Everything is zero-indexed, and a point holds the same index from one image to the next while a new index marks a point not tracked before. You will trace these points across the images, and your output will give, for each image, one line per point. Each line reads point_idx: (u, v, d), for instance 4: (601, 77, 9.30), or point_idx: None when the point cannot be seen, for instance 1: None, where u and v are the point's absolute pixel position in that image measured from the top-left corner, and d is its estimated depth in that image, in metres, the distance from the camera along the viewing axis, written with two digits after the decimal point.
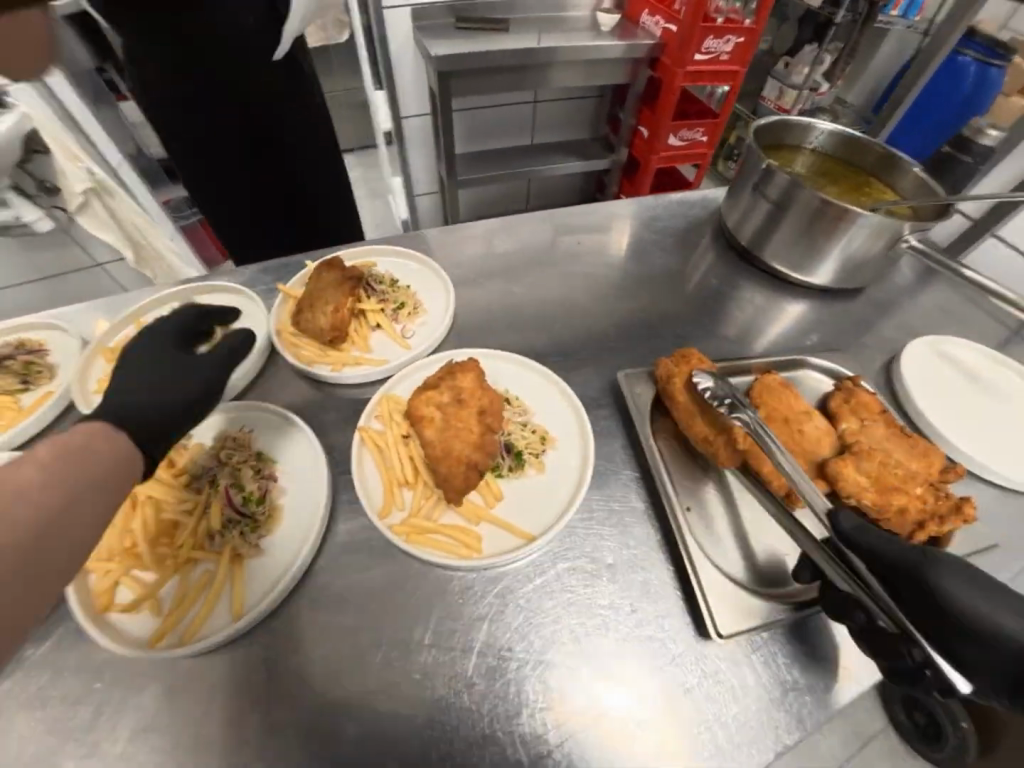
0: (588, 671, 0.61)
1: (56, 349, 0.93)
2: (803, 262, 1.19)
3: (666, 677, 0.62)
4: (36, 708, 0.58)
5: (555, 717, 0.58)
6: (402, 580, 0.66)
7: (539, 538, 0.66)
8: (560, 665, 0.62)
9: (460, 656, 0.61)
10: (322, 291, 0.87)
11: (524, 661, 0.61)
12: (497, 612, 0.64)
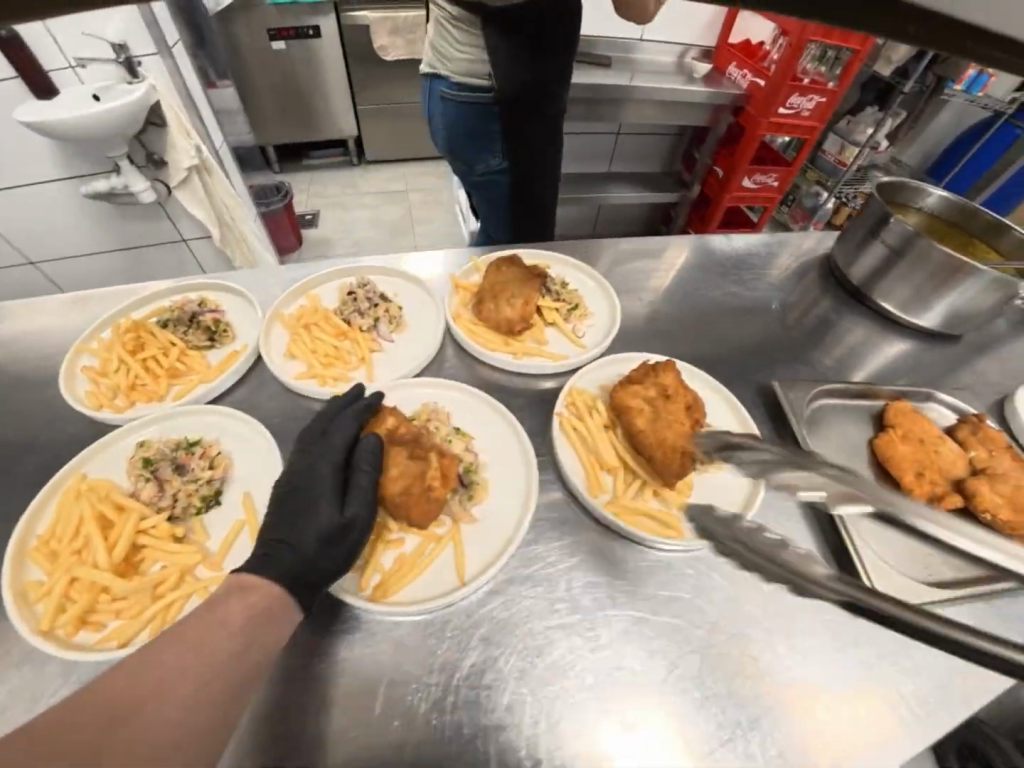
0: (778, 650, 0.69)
1: (232, 312, 0.96)
2: (913, 306, 1.27)
3: (848, 665, 0.69)
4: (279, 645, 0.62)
5: (758, 692, 0.65)
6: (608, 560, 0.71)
7: None
8: (757, 650, 0.68)
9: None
10: (506, 287, 0.91)
11: (724, 638, 0.68)
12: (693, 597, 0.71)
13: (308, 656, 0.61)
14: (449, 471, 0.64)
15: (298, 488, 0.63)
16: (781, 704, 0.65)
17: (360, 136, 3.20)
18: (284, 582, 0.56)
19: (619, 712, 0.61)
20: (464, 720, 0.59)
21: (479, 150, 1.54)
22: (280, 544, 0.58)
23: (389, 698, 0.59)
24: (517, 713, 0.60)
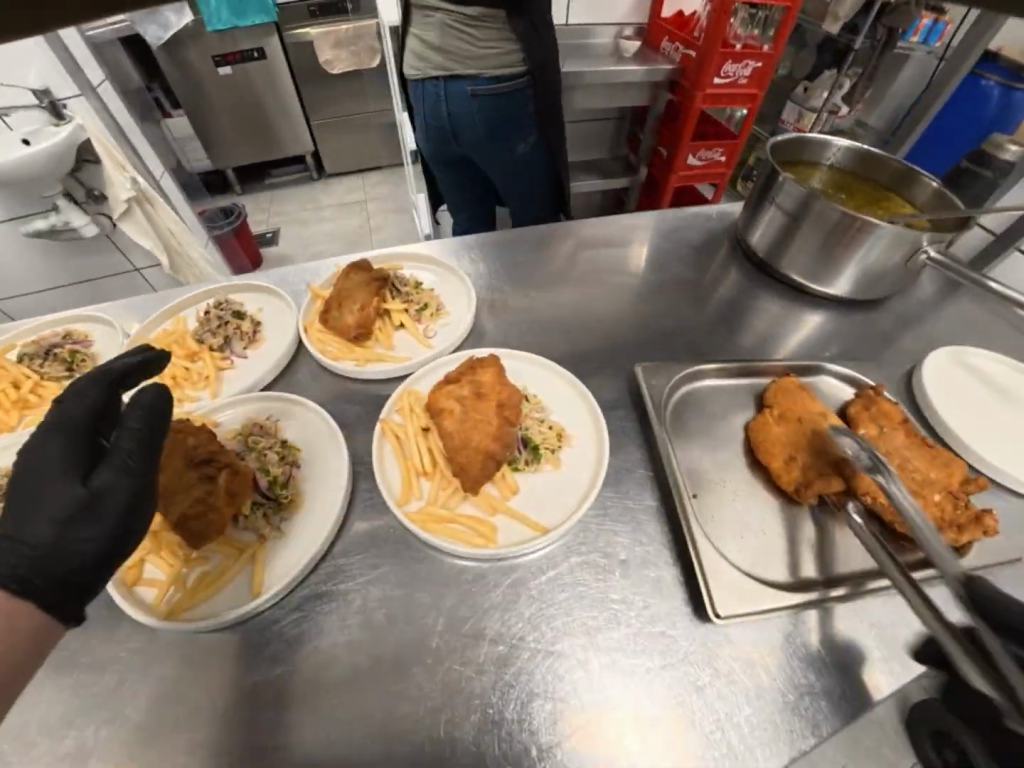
0: (595, 662, 0.62)
1: (98, 340, 0.98)
2: (821, 274, 1.20)
3: (676, 680, 0.61)
4: (65, 671, 0.61)
5: (567, 707, 0.59)
6: (420, 566, 0.68)
7: (554, 532, 0.67)
8: (574, 656, 0.62)
9: (471, 641, 0.63)
10: (348, 295, 0.91)
11: (536, 647, 0.62)
12: (507, 602, 0.66)
13: (88, 684, 0.60)
14: (238, 485, 0.66)
15: (31, 472, 0.55)
16: (591, 724, 0.58)
17: (318, 151, 3.22)
18: (5, 586, 0.48)
19: (399, 739, 0.56)
20: (236, 748, 0.56)
21: (514, 136, 1.55)
22: (9, 541, 0.51)
23: (161, 725, 0.57)
24: (289, 738, 0.56)
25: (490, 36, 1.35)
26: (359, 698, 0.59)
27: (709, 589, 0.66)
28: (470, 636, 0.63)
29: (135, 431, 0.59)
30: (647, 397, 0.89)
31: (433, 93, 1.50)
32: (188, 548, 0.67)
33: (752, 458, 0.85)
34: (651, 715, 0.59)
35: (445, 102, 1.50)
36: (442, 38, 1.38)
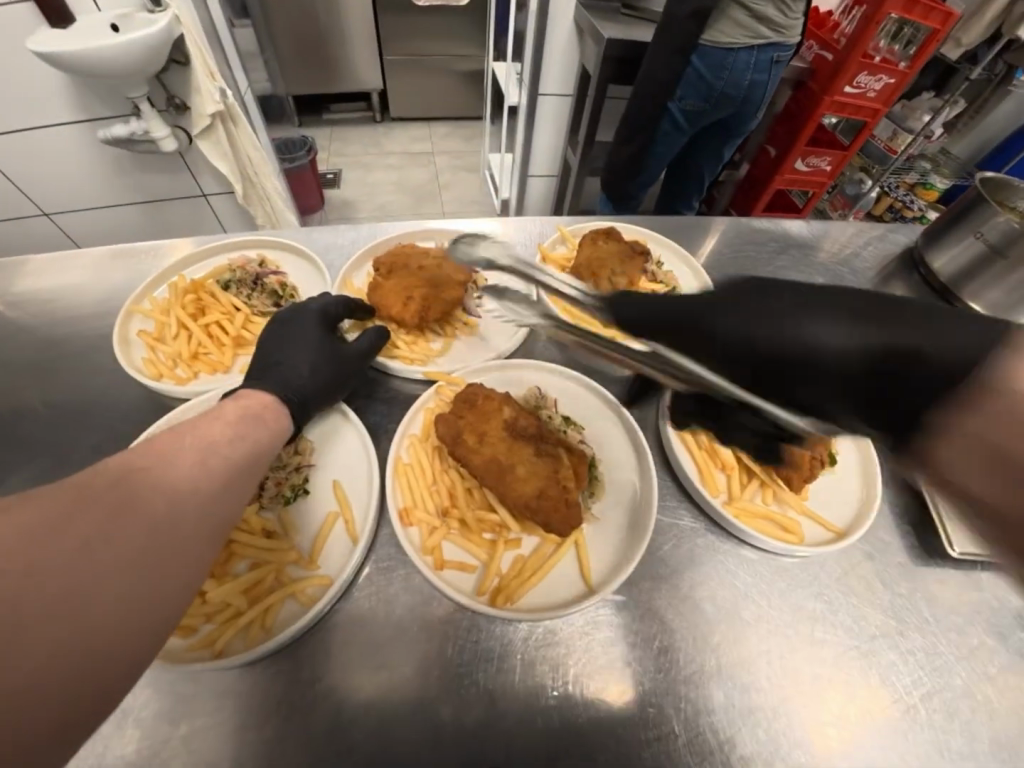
0: (906, 658, 0.64)
1: (294, 274, 0.86)
2: (1002, 308, 1.19)
3: (978, 674, 0.65)
4: (386, 662, 0.55)
5: (891, 700, 0.61)
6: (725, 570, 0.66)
7: (853, 536, 0.69)
8: (885, 654, 0.64)
9: (794, 649, 0.62)
10: (609, 262, 0.83)
11: (843, 640, 0.64)
12: (814, 603, 0.66)
13: (421, 669, 0.55)
14: (583, 473, 0.57)
15: (289, 324, 0.71)
16: (916, 717, 0.60)
17: (385, 90, 2.98)
18: (274, 394, 0.62)
19: (760, 726, 0.57)
20: (599, 728, 0.54)
21: (742, 118, 1.86)
22: (274, 366, 0.66)
23: (515, 712, 0.54)
24: (644, 722, 0.55)
25: (790, 13, 1.59)
26: (708, 694, 0.58)
27: (946, 533, 0.74)
28: (794, 633, 0.63)
29: (365, 347, 0.72)
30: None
31: (712, 54, 1.62)
32: (502, 527, 0.60)
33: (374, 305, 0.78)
34: (962, 704, 0.62)
35: (724, 69, 1.65)
36: (763, 9, 1.54)
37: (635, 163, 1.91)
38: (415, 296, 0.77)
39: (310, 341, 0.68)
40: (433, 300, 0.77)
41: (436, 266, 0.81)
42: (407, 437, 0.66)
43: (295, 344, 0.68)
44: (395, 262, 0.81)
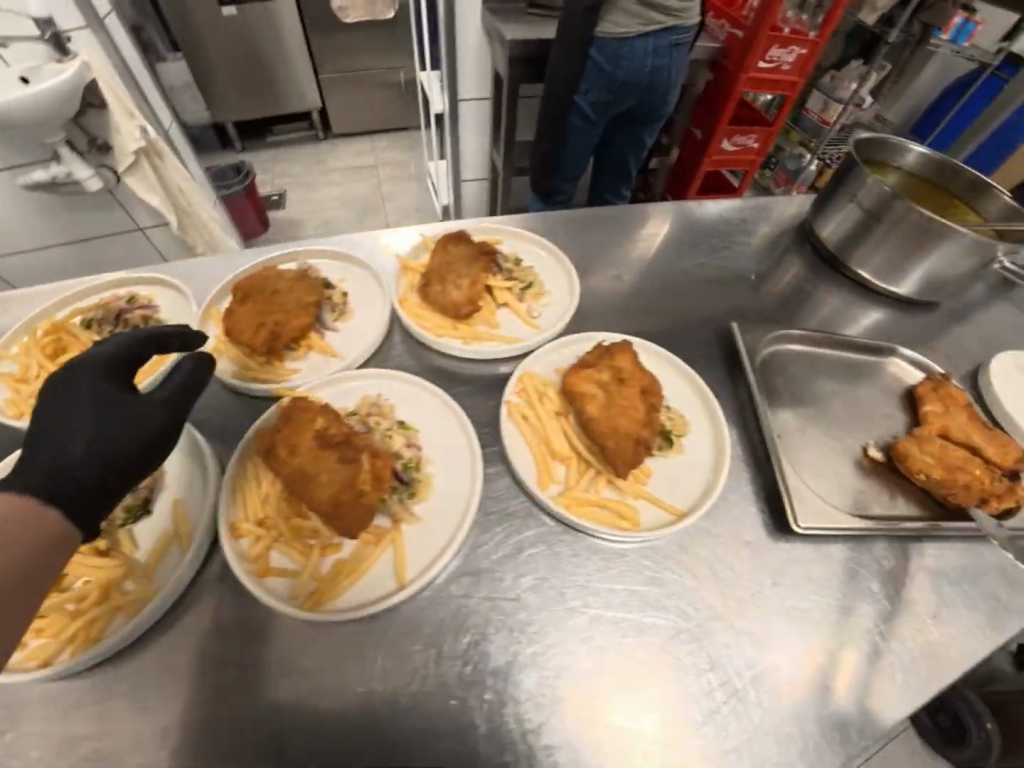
0: (734, 636, 0.67)
1: (164, 305, 0.91)
2: (888, 272, 1.21)
3: (796, 645, 0.68)
4: (212, 667, 0.59)
5: (713, 678, 0.64)
6: (555, 556, 0.69)
7: (691, 516, 0.69)
8: (713, 633, 0.67)
9: (617, 626, 0.65)
10: (454, 268, 0.86)
11: (672, 622, 0.67)
12: (646, 586, 0.69)
13: (242, 673, 0.59)
14: (382, 476, 0.61)
15: (64, 392, 0.59)
16: (734, 693, 0.63)
17: (325, 108, 3.02)
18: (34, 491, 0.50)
19: (567, 713, 0.60)
20: (412, 724, 0.58)
21: (656, 105, 1.85)
22: (59, 432, 0.55)
23: (327, 708, 0.58)
24: (457, 710, 0.59)
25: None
26: (520, 681, 0.61)
27: (793, 509, 0.76)
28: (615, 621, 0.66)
29: (174, 388, 0.64)
30: (743, 346, 0.96)
31: (609, 46, 1.60)
32: (324, 534, 0.64)
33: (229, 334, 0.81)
34: (784, 674, 0.65)
35: (624, 60, 1.62)
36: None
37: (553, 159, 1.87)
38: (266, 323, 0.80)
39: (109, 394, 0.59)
40: (282, 321, 0.81)
41: (287, 288, 0.85)
42: (242, 455, 0.69)
43: (87, 399, 0.58)
44: (251, 286, 0.86)
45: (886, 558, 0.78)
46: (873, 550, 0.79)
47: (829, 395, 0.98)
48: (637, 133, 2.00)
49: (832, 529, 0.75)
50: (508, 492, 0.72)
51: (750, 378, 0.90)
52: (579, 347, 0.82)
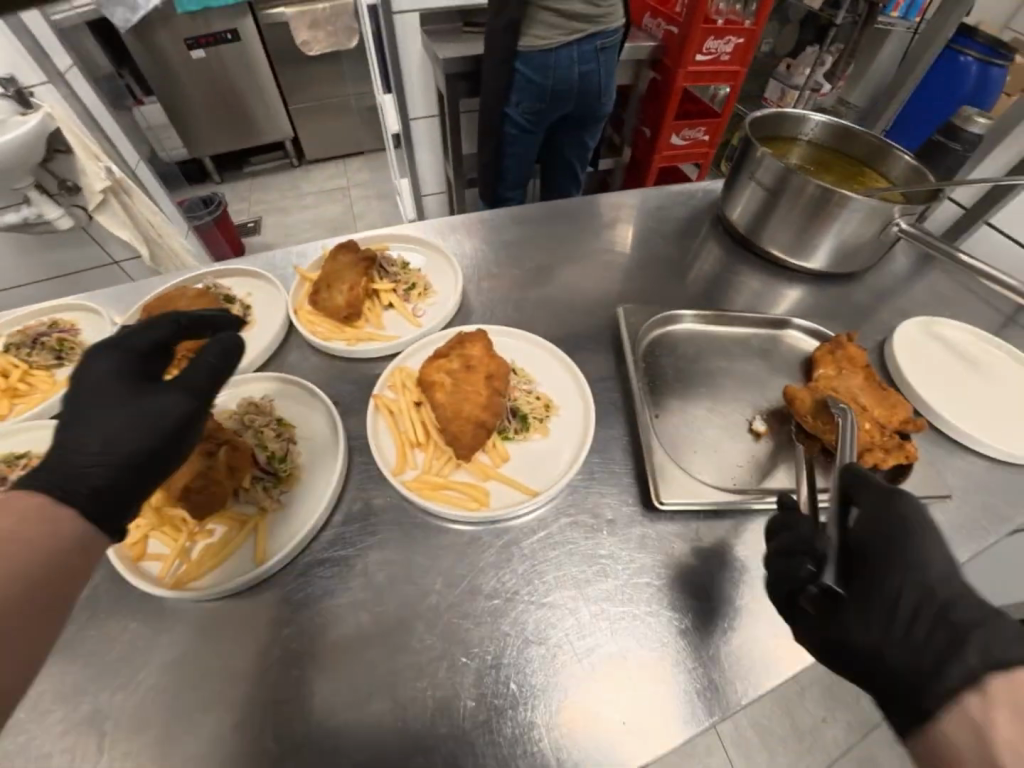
0: (586, 611, 0.66)
1: (84, 328, 0.98)
2: (799, 247, 1.23)
3: (659, 615, 0.66)
4: (76, 644, 0.63)
5: (556, 649, 0.63)
6: (413, 533, 0.71)
7: (543, 494, 0.71)
8: (564, 605, 0.66)
9: (466, 597, 0.66)
10: (336, 276, 0.92)
11: (523, 596, 0.66)
12: (499, 560, 0.69)
13: (99, 655, 0.62)
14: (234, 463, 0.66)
15: (85, 387, 0.59)
16: (576, 663, 0.62)
17: (297, 136, 3.15)
18: (49, 489, 0.50)
19: (406, 685, 0.60)
20: (243, 698, 0.59)
21: (593, 110, 1.85)
22: (81, 421, 0.57)
23: (172, 688, 0.60)
24: (289, 687, 0.60)
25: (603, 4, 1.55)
26: (363, 653, 0.62)
27: (658, 486, 0.75)
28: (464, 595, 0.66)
29: (205, 373, 0.65)
30: (623, 335, 0.98)
31: (533, 58, 1.58)
32: (192, 521, 0.69)
33: None
34: (634, 646, 0.63)
35: (550, 70, 1.61)
36: (570, 7, 1.50)
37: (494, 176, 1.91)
38: None
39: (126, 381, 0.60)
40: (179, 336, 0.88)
41: (188, 304, 0.93)
42: None
43: (110, 383, 0.59)
44: (157, 306, 0.94)
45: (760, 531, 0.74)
46: (749, 525, 0.74)
47: (721, 372, 0.97)
48: (579, 143, 2.04)
49: (695, 502, 0.73)
50: (376, 474, 0.75)
51: (627, 364, 0.91)
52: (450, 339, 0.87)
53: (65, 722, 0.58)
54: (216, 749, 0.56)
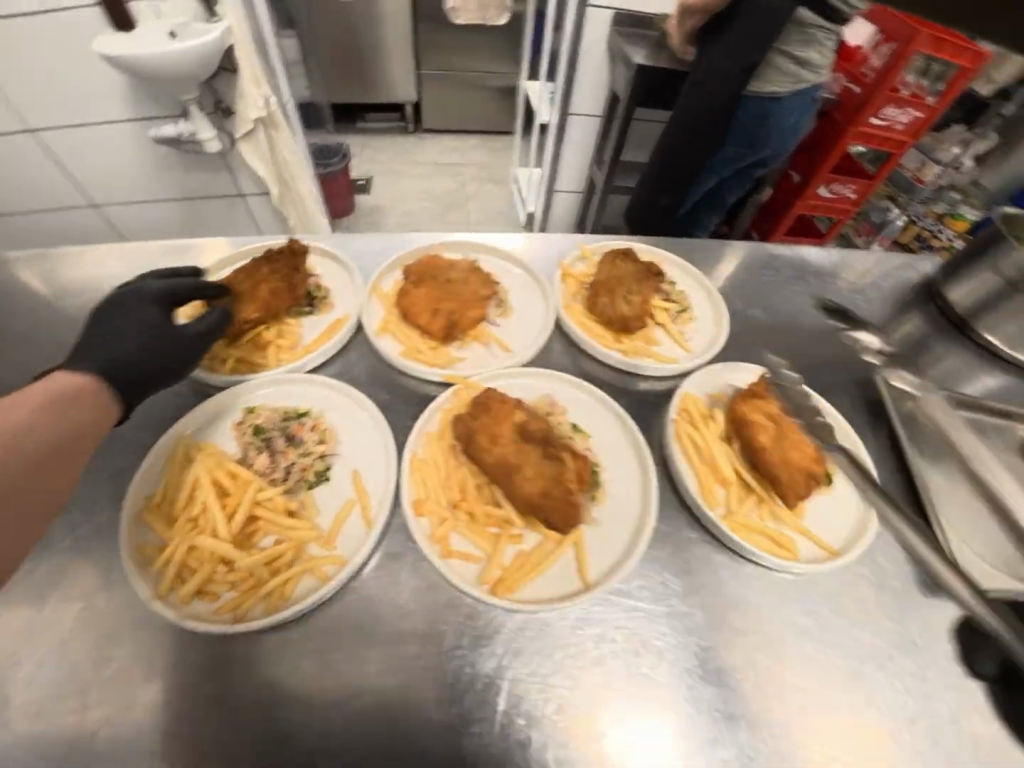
0: (900, 684, 0.66)
1: (324, 275, 0.91)
2: (1019, 339, 1.21)
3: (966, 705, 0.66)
4: (399, 634, 0.61)
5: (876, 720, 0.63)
6: (722, 566, 0.71)
7: (848, 556, 0.73)
8: (879, 678, 0.66)
9: (784, 650, 0.66)
10: (626, 282, 0.88)
11: (829, 658, 0.66)
12: (808, 618, 0.69)
13: (434, 643, 0.60)
14: (584, 479, 0.61)
15: (115, 310, 0.69)
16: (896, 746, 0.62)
17: (419, 102, 3.06)
18: (93, 378, 0.61)
19: (746, 732, 0.60)
20: (582, 717, 0.58)
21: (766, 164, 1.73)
22: (102, 341, 0.65)
23: (510, 692, 0.59)
24: (627, 719, 0.58)
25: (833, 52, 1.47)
26: (698, 691, 0.61)
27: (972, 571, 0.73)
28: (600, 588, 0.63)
29: (204, 326, 0.72)
30: (887, 395, 0.98)
31: (756, 105, 1.49)
32: (508, 524, 0.64)
33: (404, 319, 0.82)
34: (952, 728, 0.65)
35: (766, 119, 1.51)
36: (806, 53, 1.41)
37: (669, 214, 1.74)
38: (441, 313, 0.80)
39: (141, 318, 0.68)
40: (456, 307, 0.81)
41: (463, 277, 0.84)
42: (423, 434, 0.70)
43: (122, 325, 0.67)
44: (423, 272, 0.85)
45: None
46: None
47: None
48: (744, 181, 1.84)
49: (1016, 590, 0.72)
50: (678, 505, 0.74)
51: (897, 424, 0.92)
52: (734, 374, 0.87)
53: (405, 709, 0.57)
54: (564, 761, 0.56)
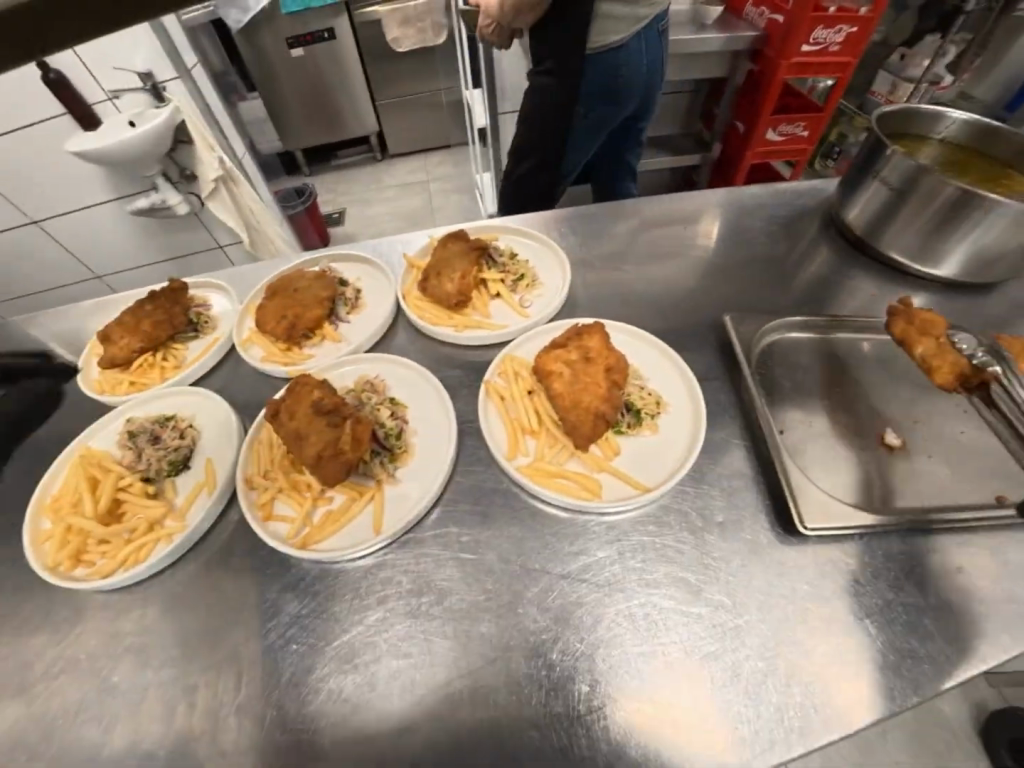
0: (698, 611, 0.66)
1: (215, 305, 1.07)
2: (928, 252, 1.12)
3: (773, 628, 0.64)
4: (216, 591, 0.69)
5: (666, 646, 0.63)
6: (528, 509, 0.74)
7: (655, 491, 0.73)
8: (676, 607, 0.66)
9: (576, 585, 0.67)
10: (452, 262, 0.96)
11: (625, 590, 0.67)
12: (609, 553, 0.70)
13: (241, 595, 0.68)
14: (365, 437, 0.71)
15: None
16: (681, 673, 0.61)
17: (382, 131, 3.25)
18: None
19: (520, 661, 0.62)
20: (360, 652, 0.63)
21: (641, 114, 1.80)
22: None
23: (302, 636, 0.65)
24: (404, 651, 0.63)
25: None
26: (480, 626, 0.64)
27: (798, 508, 0.72)
28: (385, 546, 0.70)
29: None
30: (736, 341, 0.94)
31: (605, 59, 1.50)
32: (316, 487, 0.74)
33: (260, 330, 0.95)
34: (756, 652, 0.63)
35: (621, 67, 1.54)
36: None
37: (554, 183, 1.76)
38: (284, 319, 0.92)
39: None
40: (299, 312, 0.93)
41: (307, 284, 0.97)
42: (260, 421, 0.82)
43: None
44: (276, 288, 0.99)
45: (880, 552, 0.71)
46: (880, 545, 0.71)
47: (837, 384, 0.92)
48: (633, 130, 1.88)
49: (842, 529, 0.71)
50: (488, 456, 0.78)
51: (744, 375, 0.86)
52: (557, 332, 0.89)
53: (209, 651, 0.65)
54: (338, 695, 0.61)
